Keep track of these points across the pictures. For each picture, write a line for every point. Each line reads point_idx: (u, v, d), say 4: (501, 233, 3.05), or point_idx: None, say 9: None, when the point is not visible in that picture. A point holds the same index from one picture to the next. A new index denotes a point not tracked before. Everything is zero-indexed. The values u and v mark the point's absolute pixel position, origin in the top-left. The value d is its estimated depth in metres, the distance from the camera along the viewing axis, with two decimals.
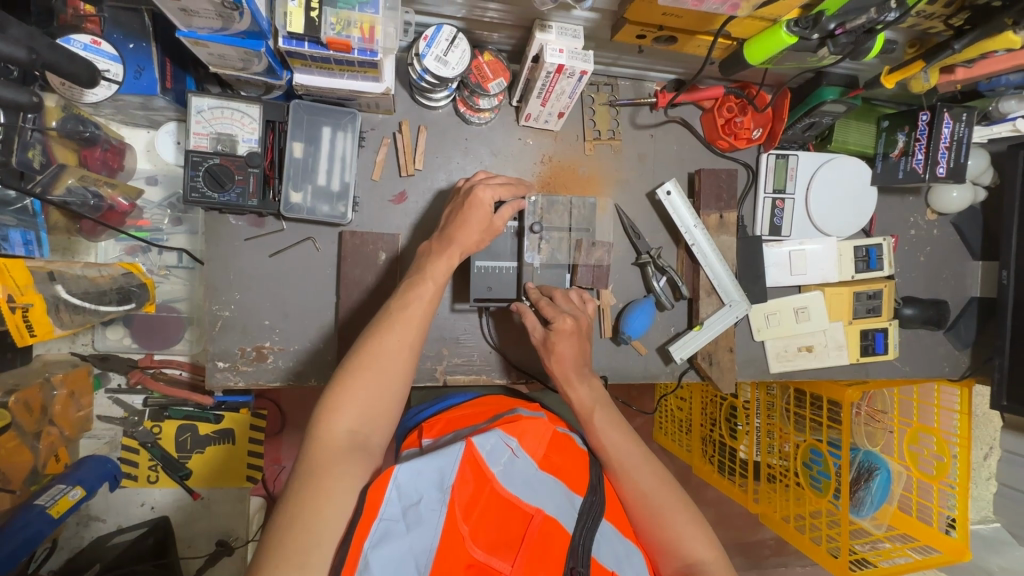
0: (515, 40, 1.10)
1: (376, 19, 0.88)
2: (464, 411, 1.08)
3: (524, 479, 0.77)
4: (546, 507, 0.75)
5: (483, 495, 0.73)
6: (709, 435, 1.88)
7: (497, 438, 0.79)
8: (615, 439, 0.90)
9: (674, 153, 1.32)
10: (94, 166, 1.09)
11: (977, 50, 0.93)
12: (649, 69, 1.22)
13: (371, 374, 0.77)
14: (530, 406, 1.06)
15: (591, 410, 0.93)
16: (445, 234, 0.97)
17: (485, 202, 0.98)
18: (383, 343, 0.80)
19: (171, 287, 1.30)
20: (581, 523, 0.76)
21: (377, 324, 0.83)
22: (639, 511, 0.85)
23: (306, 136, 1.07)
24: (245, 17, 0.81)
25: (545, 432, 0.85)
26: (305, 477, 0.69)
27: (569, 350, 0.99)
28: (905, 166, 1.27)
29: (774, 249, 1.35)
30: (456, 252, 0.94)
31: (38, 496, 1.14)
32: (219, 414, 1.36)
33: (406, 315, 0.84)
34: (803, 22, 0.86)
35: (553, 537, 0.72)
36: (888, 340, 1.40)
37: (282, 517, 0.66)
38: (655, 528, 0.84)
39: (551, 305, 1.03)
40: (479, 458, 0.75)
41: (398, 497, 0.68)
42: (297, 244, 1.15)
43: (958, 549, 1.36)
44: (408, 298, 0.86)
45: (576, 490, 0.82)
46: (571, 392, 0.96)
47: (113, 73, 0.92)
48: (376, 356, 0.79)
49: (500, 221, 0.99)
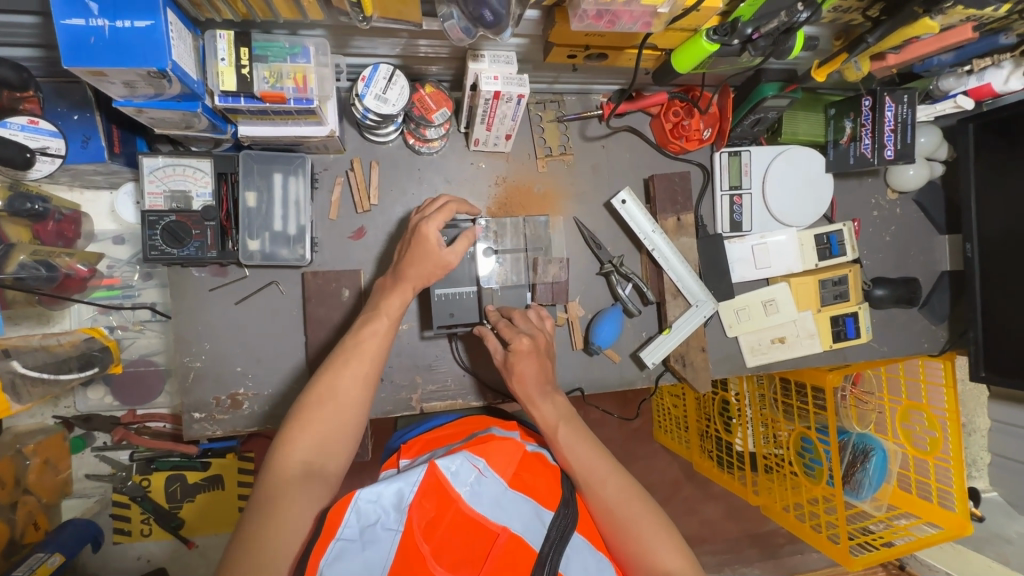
0: (454, 70, 1.13)
1: (307, 68, 0.91)
2: (443, 431, 1.09)
3: (493, 499, 0.77)
4: (512, 526, 0.75)
5: (447, 516, 0.74)
6: (706, 430, 1.86)
7: (464, 459, 0.80)
8: (581, 454, 0.91)
9: (627, 162, 1.34)
10: (48, 239, 1.10)
11: (900, 37, 0.94)
12: (591, 83, 1.24)
13: (327, 407, 0.81)
14: (507, 424, 1.06)
15: (556, 426, 0.95)
16: (398, 269, 0.99)
17: (432, 234, 0.98)
18: (339, 377, 0.84)
19: (147, 341, 1.32)
20: (549, 539, 0.75)
21: (333, 359, 0.87)
22: (608, 525, 0.86)
23: (257, 185, 1.09)
24: (174, 83, 0.82)
25: (515, 452, 0.85)
26: (260, 504, 0.72)
27: (530, 369, 1.01)
28: (855, 152, 1.28)
29: (737, 245, 1.37)
30: (409, 288, 0.96)
31: (17, 567, 1.12)
32: (206, 461, 1.38)
33: (361, 347, 0.88)
34: (722, 30, 0.88)
35: (520, 555, 0.71)
36: (859, 324, 1.41)
37: (237, 540, 0.69)
38: (625, 541, 0.84)
39: (508, 325, 1.06)
40: (443, 479, 0.77)
41: (357, 519, 0.71)
42: (261, 289, 1.17)
43: (960, 525, 1.35)
44: (363, 335, 0.90)
45: (545, 506, 0.80)
46: (534, 411, 0.98)
47: (55, 148, 0.95)
48: (331, 391, 0.82)
49: (453, 255, 0.98)
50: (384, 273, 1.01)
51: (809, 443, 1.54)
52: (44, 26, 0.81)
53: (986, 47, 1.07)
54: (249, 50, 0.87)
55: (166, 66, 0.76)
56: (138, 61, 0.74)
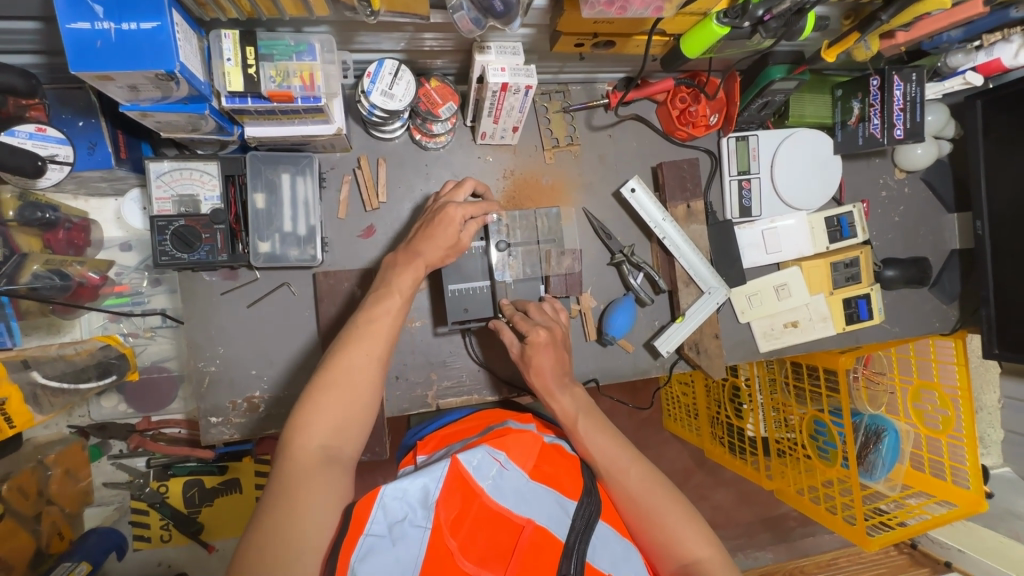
0: (459, 63, 1.11)
1: (314, 66, 0.90)
2: (459, 425, 1.09)
3: (516, 491, 0.77)
4: (537, 518, 0.74)
5: (472, 510, 0.74)
6: (716, 416, 1.85)
7: (484, 453, 0.80)
8: (602, 445, 0.91)
9: (634, 150, 1.33)
10: (59, 248, 1.09)
11: (911, 14, 0.94)
12: (596, 72, 1.23)
13: (342, 387, 0.79)
14: (522, 417, 1.06)
15: (575, 418, 0.95)
16: (410, 244, 0.98)
17: (456, 218, 0.98)
18: (350, 358, 0.82)
19: (159, 348, 1.31)
20: (574, 529, 0.74)
21: (343, 339, 0.85)
22: (632, 514, 0.85)
23: (266, 186, 1.08)
24: (182, 85, 0.81)
25: (533, 444, 0.85)
26: (282, 494, 0.71)
27: (547, 361, 1.00)
28: (864, 132, 1.27)
29: (746, 231, 1.36)
30: (421, 264, 0.95)
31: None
32: (223, 465, 1.38)
33: (372, 328, 0.86)
34: (733, 12, 0.87)
35: (546, 547, 0.71)
36: (871, 306, 1.40)
37: (261, 529, 0.69)
38: (650, 529, 0.84)
39: (524, 318, 1.06)
40: (466, 474, 0.77)
41: (384, 515, 0.70)
42: (273, 291, 1.16)
43: (976, 501, 1.36)
44: (375, 312, 0.88)
45: (568, 496, 0.80)
46: (553, 403, 0.98)
47: (63, 156, 0.94)
48: (345, 373, 0.80)
49: (467, 238, 1.01)
50: (395, 251, 0.99)
51: (822, 426, 1.54)
52: (47, 31, 0.79)
53: (996, 21, 1.05)
54: (255, 49, 0.86)
55: (175, 68, 0.75)
56: (145, 64, 0.73)
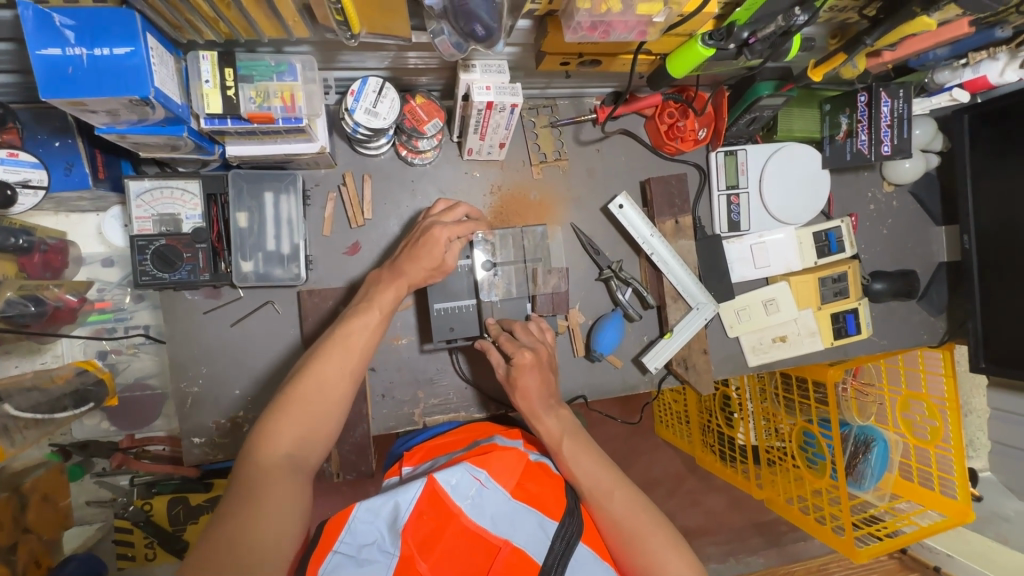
0: (445, 79, 1.10)
1: (295, 86, 0.89)
2: (450, 437, 1.08)
3: (493, 511, 0.77)
4: (515, 538, 0.75)
5: (449, 530, 0.74)
6: (707, 426, 1.87)
7: (464, 472, 0.79)
8: (587, 468, 0.90)
9: (622, 164, 1.32)
10: (34, 272, 1.07)
11: (897, 35, 0.94)
12: (584, 87, 1.22)
13: (315, 398, 0.81)
14: (510, 433, 1.05)
15: (560, 440, 0.94)
16: (396, 264, 0.99)
17: (442, 239, 0.98)
18: (325, 369, 0.83)
19: (142, 364, 1.28)
20: (552, 551, 0.75)
21: (319, 351, 0.86)
22: (615, 538, 0.84)
23: (248, 205, 1.06)
24: (158, 109, 0.79)
25: (517, 463, 0.84)
26: (242, 496, 0.71)
27: (532, 383, 1.00)
28: (852, 147, 1.27)
29: (735, 245, 1.36)
30: (405, 284, 0.97)
31: None
32: (208, 482, 1.37)
33: (347, 339, 0.88)
34: (717, 35, 0.86)
35: (522, 568, 0.73)
36: (860, 320, 1.40)
37: (215, 529, 0.67)
38: (634, 554, 0.83)
39: (509, 338, 1.05)
40: (441, 492, 0.76)
41: (353, 537, 0.71)
42: (256, 310, 1.15)
43: (963, 511, 1.36)
44: (353, 327, 0.90)
45: (550, 516, 0.80)
46: (538, 425, 0.97)
47: (36, 180, 0.93)
48: (319, 383, 0.82)
49: (452, 260, 1.01)
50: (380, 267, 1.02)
51: (812, 437, 1.55)
52: (18, 51, 0.78)
53: (981, 40, 1.05)
54: (233, 70, 0.84)
55: (150, 93, 0.73)
56: (119, 90, 0.72)
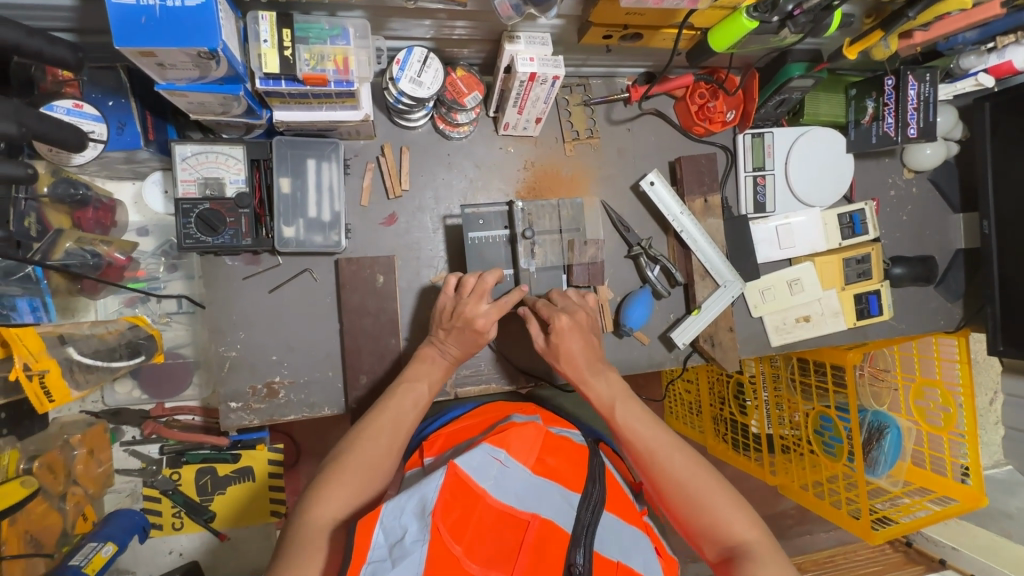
0: (486, 53, 1.12)
1: (348, 50, 0.90)
2: (463, 423, 1.02)
3: (517, 488, 0.77)
4: (542, 511, 0.74)
5: (476, 513, 0.72)
6: (720, 414, 1.87)
7: (484, 453, 0.78)
8: (642, 432, 0.92)
9: (652, 144, 1.34)
10: (88, 227, 1.10)
11: (932, 14, 0.97)
12: (618, 66, 1.25)
13: (363, 465, 0.84)
14: (526, 411, 1.04)
15: (611, 405, 0.97)
16: (437, 337, 1.08)
17: (482, 329, 1.03)
18: (375, 442, 0.88)
19: (174, 333, 1.32)
20: (580, 521, 0.75)
21: (370, 422, 0.91)
22: (677, 498, 0.86)
23: (291, 171, 1.08)
24: (221, 65, 0.81)
25: (535, 438, 0.84)
26: (290, 553, 0.73)
27: (575, 346, 1.03)
28: (878, 131, 1.29)
29: (761, 226, 1.38)
30: (449, 362, 1.06)
31: (72, 556, 1.15)
32: (236, 453, 1.36)
33: (397, 419, 0.93)
34: (763, 6, 0.88)
35: (553, 539, 0.72)
36: (882, 301, 1.43)
37: None
38: (697, 513, 0.84)
39: (562, 296, 1.11)
40: (464, 477, 0.74)
41: (385, 537, 0.67)
42: (294, 277, 1.16)
43: (975, 496, 1.37)
44: (405, 403, 0.96)
45: (572, 488, 0.81)
46: (588, 391, 1.00)
47: (98, 134, 0.93)
48: (368, 452, 0.86)
49: (488, 334, 1.05)
50: (427, 342, 1.10)
51: (828, 422, 1.55)
52: (82, 8, 0.79)
53: (1010, 24, 1.08)
54: (291, 31, 0.87)
55: (218, 46, 0.75)
56: (189, 41, 0.74)
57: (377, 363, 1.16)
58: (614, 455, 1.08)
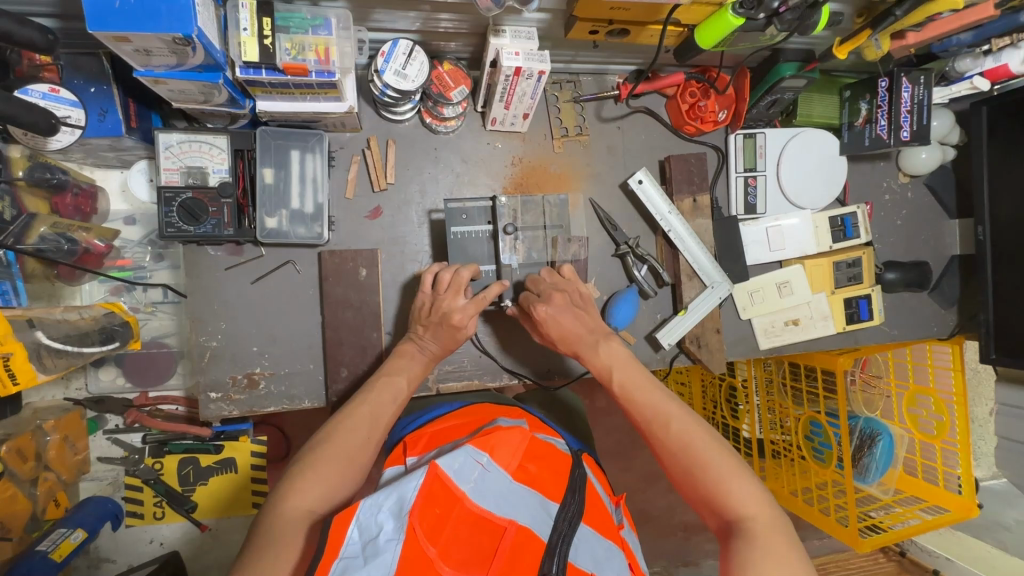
0: (473, 47, 1.12)
1: (330, 40, 0.90)
2: (446, 423, 0.97)
3: (497, 492, 0.73)
4: (520, 517, 0.71)
5: (453, 516, 0.70)
6: (712, 417, 1.88)
7: (467, 455, 0.75)
8: (639, 398, 0.94)
9: (642, 143, 1.33)
10: (66, 212, 1.11)
11: (923, 14, 0.95)
12: (608, 63, 1.24)
13: (340, 458, 0.83)
14: (513, 415, 1.02)
15: (609, 373, 1.00)
16: (418, 335, 1.09)
17: (460, 323, 1.03)
18: (353, 436, 0.87)
19: (159, 323, 1.33)
20: (558, 531, 0.72)
21: (349, 414, 0.90)
22: (675, 465, 0.86)
23: (275, 161, 1.08)
24: (198, 52, 0.81)
25: (519, 442, 0.80)
26: (262, 545, 0.71)
27: (566, 321, 1.05)
28: (870, 133, 1.27)
29: (751, 227, 1.37)
30: (432, 360, 1.07)
31: (39, 542, 1.17)
32: (219, 444, 1.35)
33: (375, 413, 0.92)
34: (749, 3, 0.87)
35: (528, 547, 0.68)
36: (872, 306, 1.41)
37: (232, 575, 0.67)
38: (694, 480, 0.83)
39: (536, 279, 1.12)
40: (446, 478, 0.72)
41: (359, 533, 0.66)
42: (278, 268, 1.16)
43: (967, 506, 1.34)
44: (385, 399, 0.95)
45: (551, 498, 0.77)
46: (589, 362, 1.04)
47: (75, 118, 0.94)
48: (346, 444, 0.85)
49: (466, 332, 1.05)
50: (409, 337, 1.10)
51: (818, 428, 1.52)
52: None
53: (1005, 26, 1.06)
54: (271, 20, 0.86)
55: (192, 32, 0.75)
56: (164, 27, 0.74)
57: (358, 356, 1.16)
58: (597, 465, 1.02)
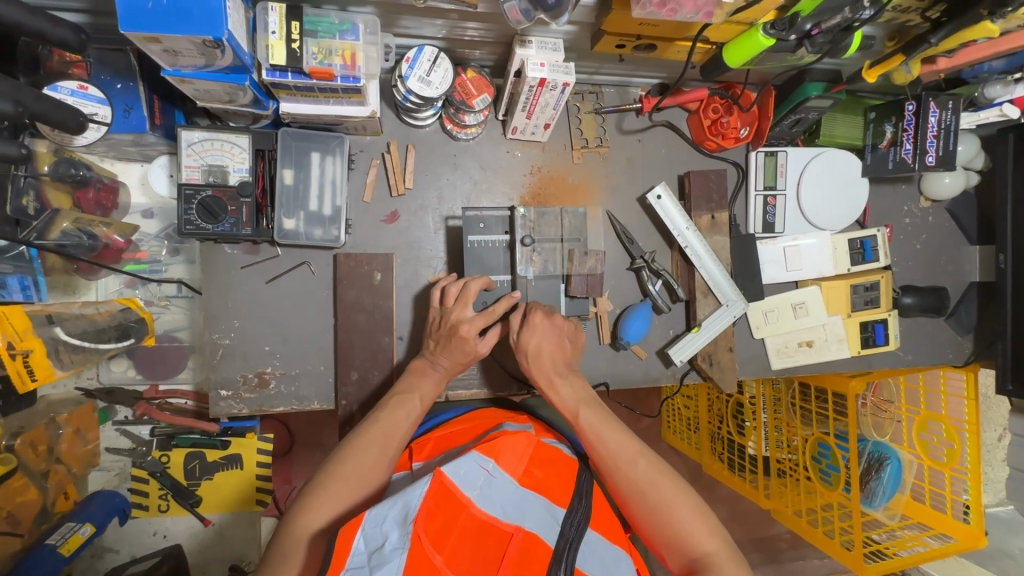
0: (497, 55, 1.11)
1: (356, 46, 0.89)
2: (456, 427, 0.97)
3: (504, 498, 0.73)
4: (526, 524, 0.71)
5: (460, 522, 0.68)
6: (718, 432, 1.81)
7: (472, 462, 0.74)
8: (605, 435, 0.91)
9: (662, 157, 1.33)
10: (88, 207, 1.12)
11: (956, 40, 0.93)
12: (631, 75, 1.23)
13: (351, 478, 0.82)
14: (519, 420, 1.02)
15: (576, 410, 0.96)
16: (429, 353, 1.07)
17: (469, 337, 1.03)
18: (365, 454, 0.85)
19: (172, 317, 1.33)
20: (564, 536, 0.72)
21: (363, 431, 0.89)
22: (639, 505, 0.85)
23: (295, 163, 1.08)
24: (227, 54, 0.80)
25: (526, 447, 0.80)
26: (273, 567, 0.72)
27: (547, 346, 1.04)
28: (895, 156, 1.25)
29: (769, 246, 1.35)
30: (444, 377, 1.04)
31: (49, 535, 1.18)
32: (226, 440, 1.35)
33: (388, 430, 0.90)
34: (780, 24, 0.86)
35: (534, 553, 0.68)
36: (889, 331, 1.40)
37: None
38: (658, 521, 0.83)
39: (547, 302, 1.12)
40: (451, 484, 0.70)
41: (365, 544, 0.65)
42: (293, 269, 1.16)
43: (975, 536, 1.32)
44: (398, 416, 0.93)
45: (557, 503, 0.77)
46: (554, 395, 1.00)
47: (101, 115, 0.94)
48: (357, 463, 0.83)
49: (484, 347, 1.05)
50: (421, 354, 1.09)
51: (826, 449, 1.49)
52: None
53: None
54: (300, 24, 0.85)
55: (223, 35, 0.75)
56: (195, 28, 0.74)
57: (368, 360, 1.16)
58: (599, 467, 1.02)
